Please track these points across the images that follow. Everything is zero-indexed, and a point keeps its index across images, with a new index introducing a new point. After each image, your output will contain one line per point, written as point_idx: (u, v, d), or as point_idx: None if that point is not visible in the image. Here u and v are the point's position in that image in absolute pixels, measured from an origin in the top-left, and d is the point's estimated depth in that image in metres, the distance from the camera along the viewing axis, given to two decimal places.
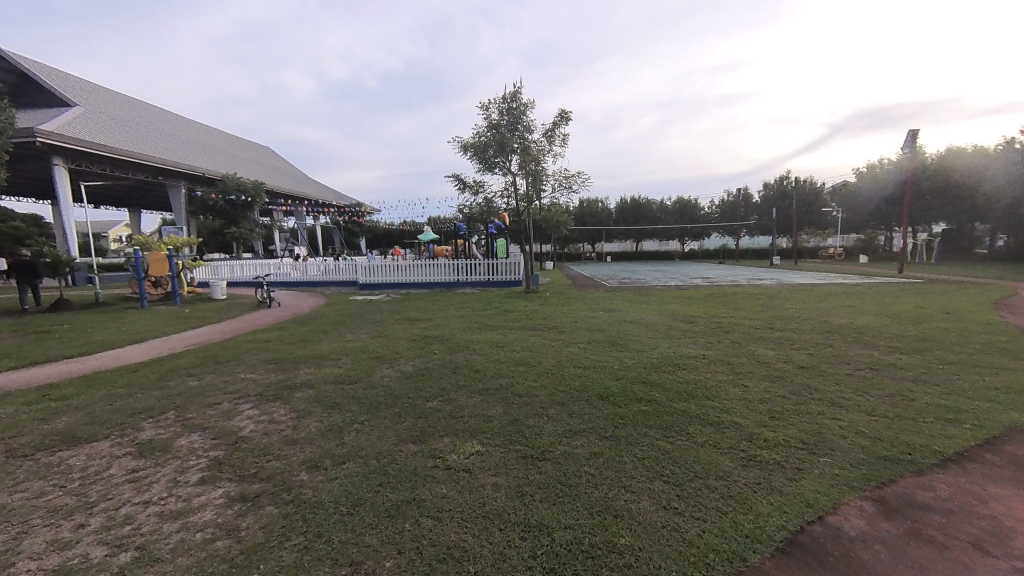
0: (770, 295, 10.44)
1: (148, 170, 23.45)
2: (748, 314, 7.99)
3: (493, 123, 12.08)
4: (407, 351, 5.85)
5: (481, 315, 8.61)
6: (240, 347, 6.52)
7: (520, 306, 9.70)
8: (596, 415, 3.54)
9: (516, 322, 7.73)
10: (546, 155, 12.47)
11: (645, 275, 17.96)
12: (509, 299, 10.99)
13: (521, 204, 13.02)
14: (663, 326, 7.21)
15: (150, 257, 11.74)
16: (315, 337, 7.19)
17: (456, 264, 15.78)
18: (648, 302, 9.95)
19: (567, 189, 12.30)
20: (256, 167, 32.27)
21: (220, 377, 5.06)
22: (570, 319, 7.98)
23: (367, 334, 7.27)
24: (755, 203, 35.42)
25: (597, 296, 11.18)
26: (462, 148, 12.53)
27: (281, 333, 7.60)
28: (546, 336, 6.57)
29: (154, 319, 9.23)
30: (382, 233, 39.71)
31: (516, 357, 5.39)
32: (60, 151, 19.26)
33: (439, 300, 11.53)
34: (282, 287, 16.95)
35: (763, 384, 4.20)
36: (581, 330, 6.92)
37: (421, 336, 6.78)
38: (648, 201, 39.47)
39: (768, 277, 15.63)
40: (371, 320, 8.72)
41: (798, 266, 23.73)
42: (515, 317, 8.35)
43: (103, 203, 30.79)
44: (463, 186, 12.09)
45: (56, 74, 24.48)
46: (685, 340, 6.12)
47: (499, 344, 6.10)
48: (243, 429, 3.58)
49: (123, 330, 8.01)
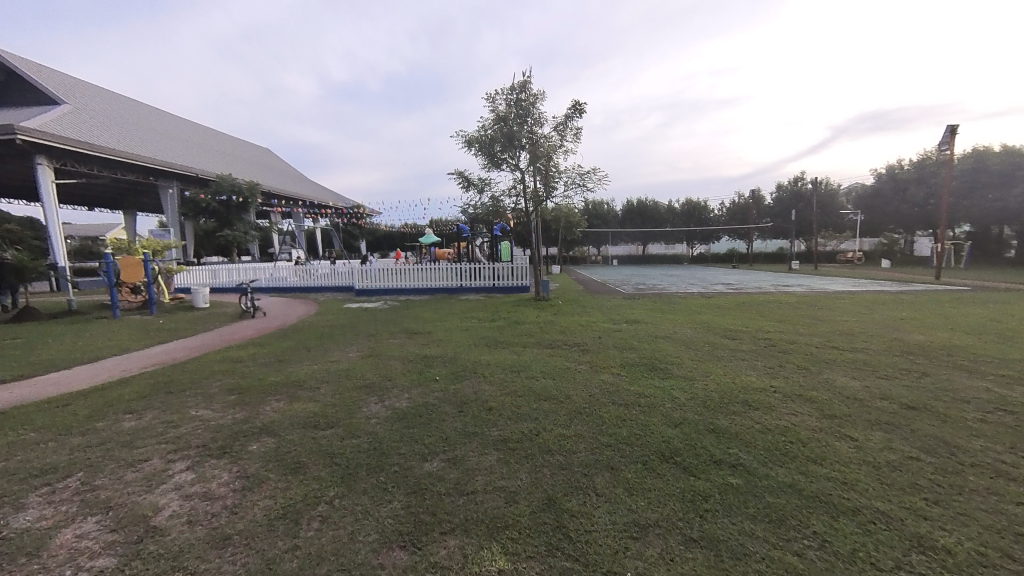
0: (811, 304, 9.34)
1: (139, 170, 22.59)
2: (798, 329, 6.93)
3: (500, 116, 11.05)
4: (401, 378, 4.77)
5: (489, 328, 7.57)
6: (203, 370, 5.46)
7: (531, 317, 8.65)
8: (666, 493, 2.47)
9: (528, 337, 6.68)
10: (558, 151, 11.39)
11: (660, 281, 16.86)
12: (518, 307, 9.95)
13: (531, 204, 11.96)
14: (703, 342, 6.16)
15: (122, 262, 10.74)
16: (296, 355, 6.15)
17: (458, 268, 14.76)
18: (676, 312, 8.89)
19: (582, 188, 11.20)
20: (253, 168, 31.39)
21: (163, 416, 3.98)
22: (591, 332, 6.94)
23: (355, 352, 6.19)
24: (767, 205, 34.37)
25: (616, 304, 10.16)
26: (466, 143, 11.51)
27: (257, 350, 6.54)
28: (568, 356, 5.51)
29: (120, 332, 8.20)
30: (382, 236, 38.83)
31: (536, 387, 4.31)
32: (43, 150, 18.34)
33: (440, 309, 10.50)
34: (274, 292, 15.93)
35: (878, 437, 3.11)
36: (609, 348, 5.85)
37: (418, 355, 5.73)
38: (656, 202, 38.56)
39: (797, 283, 14.50)
40: (363, 333, 7.67)
41: (819, 270, 22.70)
42: (526, 330, 7.29)
43: (95, 204, 29.87)
44: (467, 185, 11.06)
45: (45, 71, 23.65)
46: (739, 363, 5.04)
47: (513, 368, 5.02)
48: (162, 511, 2.51)
49: (78, 346, 6.96)
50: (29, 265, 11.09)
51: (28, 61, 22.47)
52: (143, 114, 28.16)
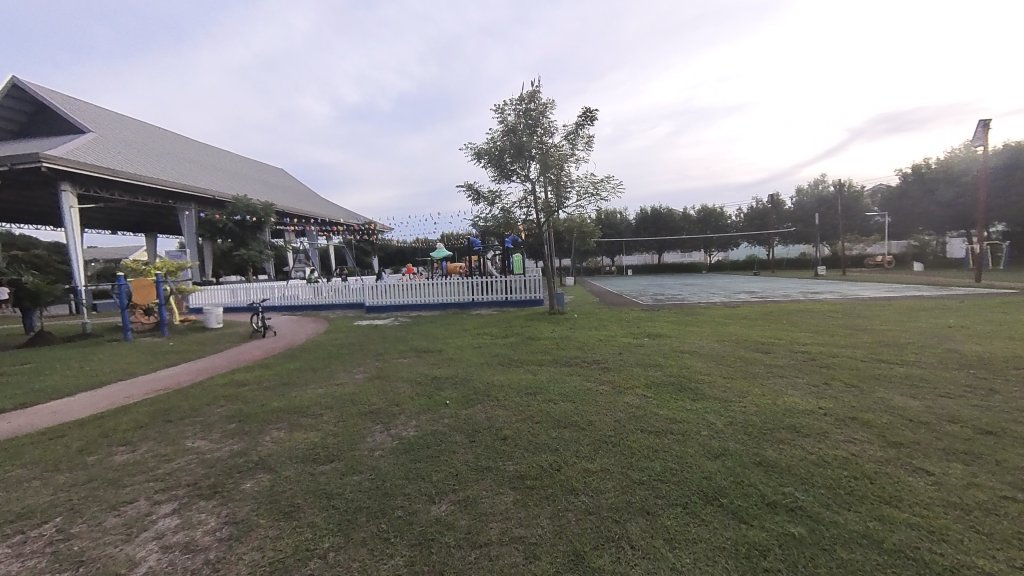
0: (846, 313, 8.78)
1: (159, 193, 23.25)
2: (837, 341, 6.44)
3: (509, 127, 10.93)
4: (409, 403, 4.46)
5: (502, 345, 7.26)
6: (206, 396, 5.26)
7: (546, 332, 8.31)
8: (715, 546, 2.08)
9: (543, 355, 6.34)
10: (569, 161, 11.17)
11: (679, 291, 16.36)
12: (532, 322, 9.61)
13: (543, 215, 11.72)
14: (733, 358, 5.72)
15: (134, 284, 10.78)
16: (302, 378, 5.91)
17: (470, 283, 14.55)
18: (700, 324, 8.45)
19: (594, 197, 10.92)
20: (269, 189, 32.10)
21: (158, 449, 3.74)
22: (610, 349, 6.56)
23: (362, 374, 5.93)
24: (786, 210, 33.58)
25: (634, 317, 9.74)
26: (475, 156, 11.39)
27: (263, 373, 6.33)
28: (587, 375, 5.14)
29: (130, 355, 8.14)
30: (395, 252, 39.11)
31: (555, 412, 3.95)
32: (68, 177, 19.00)
33: (452, 325, 10.23)
34: (287, 311, 15.95)
35: (958, 470, 2.66)
36: (631, 366, 5.46)
37: (428, 376, 5.42)
38: (669, 210, 38.07)
39: (826, 290, 13.84)
40: (372, 352, 7.42)
41: (846, 276, 21.81)
42: (541, 347, 6.95)
43: (119, 228, 30.85)
44: (478, 198, 10.89)
45: (74, 103, 24.79)
46: (778, 382, 4.59)
47: (529, 389, 4.67)
48: (136, 567, 2.22)
49: (87, 371, 6.89)
50: (44, 289, 11.26)
51: (58, 94, 23.59)
52: (165, 140, 29.21)
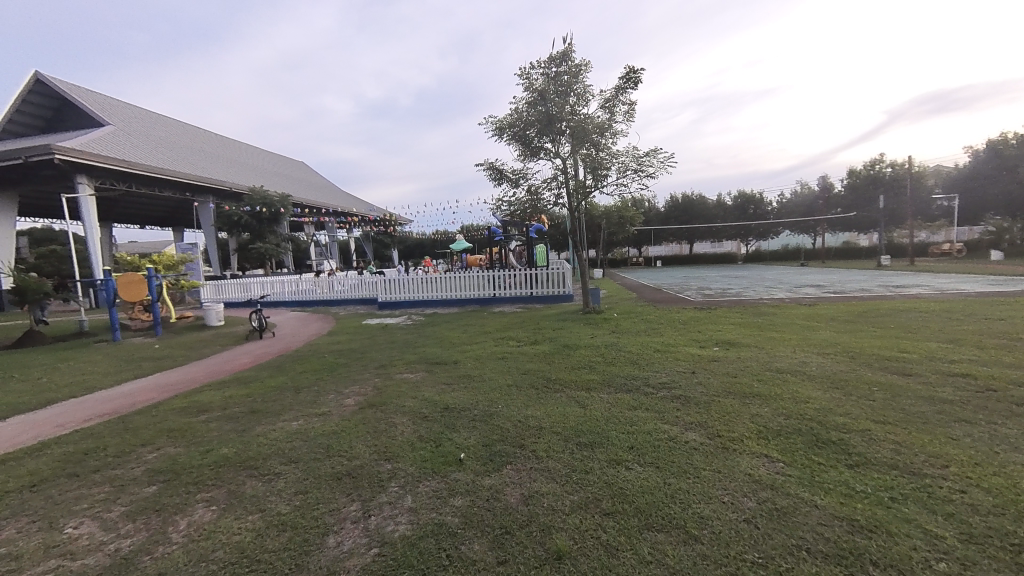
0: (974, 315, 6.87)
1: (175, 185, 22.76)
2: (1001, 359, 4.63)
3: (537, 95, 9.31)
4: (406, 459, 3.01)
5: (531, 356, 5.78)
6: (146, 431, 3.96)
7: (584, 338, 6.76)
8: None
9: (589, 373, 4.80)
10: (608, 132, 9.40)
11: (728, 284, 14.41)
12: (566, 324, 8.06)
13: (576, 198, 10.06)
14: (866, 386, 4.04)
15: (123, 280, 9.76)
16: (276, 404, 4.55)
17: (491, 276, 13.13)
18: (781, 329, 6.74)
19: (638, 175, 9.10)
20: (287, 181, 31.56)
21: (18, 540, 2.42)
22: (677, 365, 4.93)
23: (352, 398, 4.52)
24: (837, 194, 30.66)
25: (689, 317, 8.07)
26: (497, 131, 9.87)
27: (235, 393, 5.05)
28: (658, 412, 3.57)
29: (104, 362, 7.08)
30: (413, 244, 38.13)
31: (633, 493, 2.40)
32: (82, 169, 18.55)
33: (470, 326, 8.81)
34: (297, 306, 14.96)
35: None
36: (721, 396, 3.83)
37: (438, 407, 3.98)
38: (702, 197, 35.72)
39: (911, 284, 11.69)
40: (373, 364, 6.05)
41: (914, 265, 19.47)
42: (584, 360, 5.40)
43: (142, 222, 30.92)
44: (500, 177, 9.34)
45: (91, 95, 24.53)
46: (977, 437, 2.92)
47: (580, 438, 3.13)
48: None
49: (41, 385, 5.81)
50: (31, 286, 10.43)
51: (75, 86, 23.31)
52: (184, 132, 28.91)
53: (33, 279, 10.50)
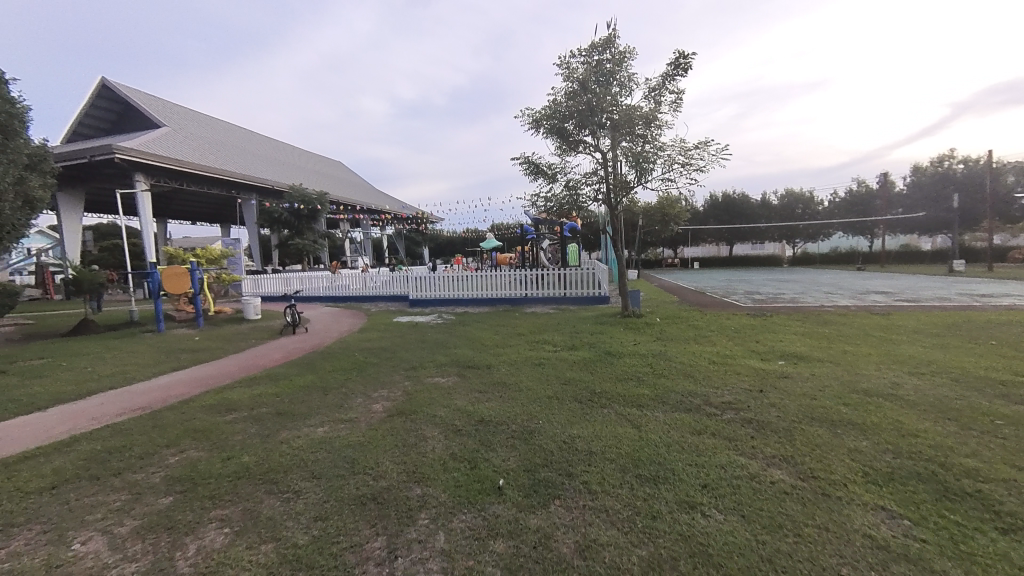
0: None
1: (221, 183, 23.79)
2: None
3: (577, 85, 8.80)
4: (438, 482, 2.65)
5: (571, 364, 5.32)
6: (172, 431, 3.81)
7: (627, 345, 6.23)
8: None
9: (638, 387, 4.29)
10: (653, 123, 8.72)
11: (780, 289, 13.30)
12: (605, 328, 7.53)
13: (616, 195, 9.48)
14: (988, 419, 3.32)
15: (167, 273, 9.98)
16: (303, 406, 4.33)
17: (523, 275, 12.73)
18: (857, 342, 5.93)
19: (685, 170, 8.36)
20: (324, 179, 32.43)
21: (24, 555, 2.23)
22: (740, 381, 4.33)
23: (381, 404, 4.23)
24: (900, 193, 28.14)
25: (742, 324, 7.36)
26: (534, 124, 9.42)
27: (264, 391, 4.90)
28: (729, 440, 3.03)
29: (146, 353, 7.22)
30: (444, 242, 38.36)
31: (718, 551, 1.93)
32: (138, 167, 19.64)
33: (502, 327, 8.45)
34: (330, 301, 15.14)
35: None
36: (804, 424, 3.24)
37: (472, 419, 3.59)
38: (745, 196, 33.97)
39: (1001, 293, 10.31)
40: (403, 365, 5.77)
41: (995, 272, 17.41)
42: (631, 370, 4.89)
43: (192, 218, 32.70)
44: (536, 172, 8.91)
45: (149, 98, 26.05)
46: None
47: (640, 468, 2.66)
48: None
49: (85, 374, 5.92)
50: (87, 277, 10.97)
51: (135, 90, 24.84)
52: (231, 133, 30.30)
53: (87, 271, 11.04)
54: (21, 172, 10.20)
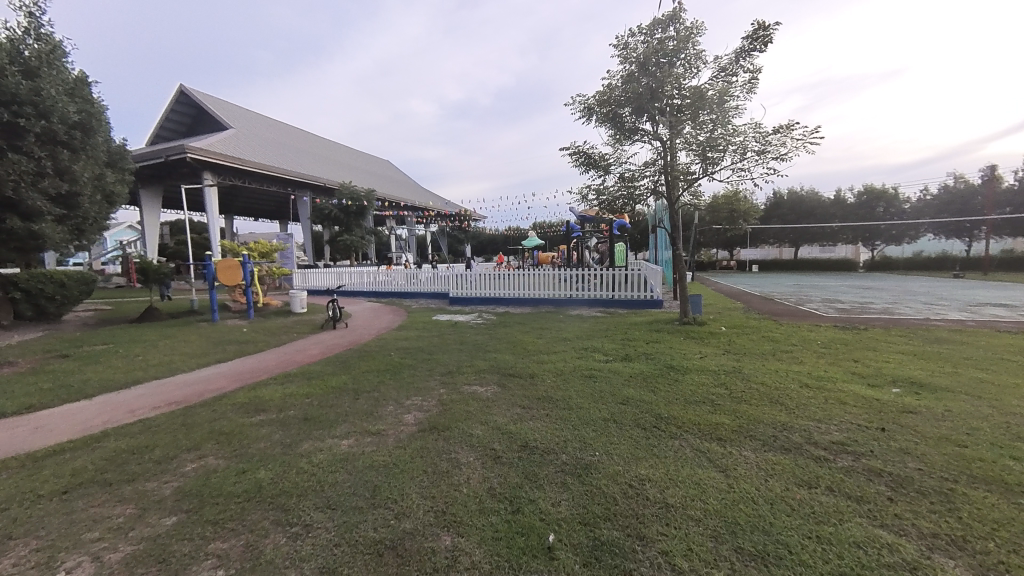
0: None
1: (279, 181, 25.05)
2: None
3: (636, 67, 8.04)
4: (472, 531, 2.12)
5: (626, 378, 4.64)
6: (197, 431, 3.57)
7: (691, 358, 5.46)
8: None
9: (715, 413, 3.56)
10: (724, 106, 7.71)
11: (864, 297, 11.66)
12: (663, 337, 6.74)
13: (677, 188, 8.59)
14: None
15: (222, 265, 10.42)
16: (332, 411, 3.96)
17: (568, 275, 12.06)
18: (994, 368, 4.75)
19: (761, 160, 7.28)
20: (373, 177, 33.38)
21: None
22: (850, 415, 3.45)
23: (413, 415, 3.80)
24: (1007, 189, 24.46)
25: (829, 339, 6.29)
26: (586, 113, 8.76)
27: (295, 391, 4.63)
28: (858, 505, 2.27)
29: (196, 343, 7.37)
30: (486, 240, 38.42)
31: None
32: (207, 167, 21.07)
33: (547, 330, 7.89)
34: (374, 296, 15.27)
35: None
36: (967, 488, 2.38)
37: (515, 444, 3.03)
38: (814, 193, 31.69)
39: None
40: (441, 369, 5.36)
41: None
42: (700, 391, 4.13)
43: (254, 215, 34.94)
44: (588, 164, 8.22)
45: (220, 103, 28.02)
46: None
47: (742, 543, 1.99)
48: None
49: (137, 362, 6.04)
50: (153, 267, 11.57)
51: (208, 95, 26.81)
52: (290, 134, 31.97)
53: (152, 263, 11.67)
54: (103, 168, 11.05)
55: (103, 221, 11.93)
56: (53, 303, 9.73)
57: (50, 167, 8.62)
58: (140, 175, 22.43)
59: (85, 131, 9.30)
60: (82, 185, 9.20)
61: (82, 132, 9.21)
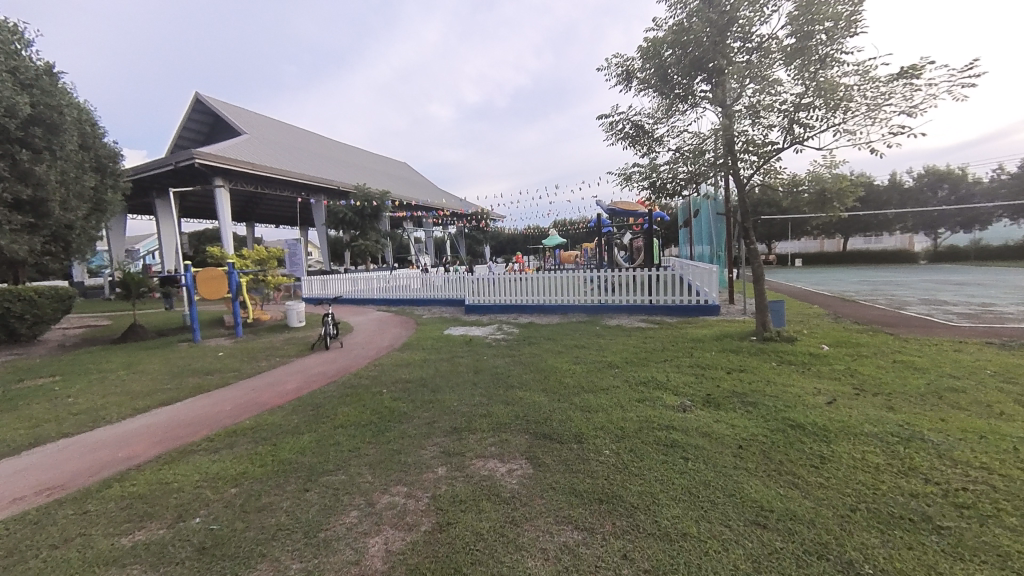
0: None
1: (292, 185, 24.18)
2: None
3: (689, 14, 6.26)
4: None
5: (732, 450, 2.89)
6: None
7: (814, 403, 3.66)
8: None
9: (969, 568, 1.78)
10: (816, 52, 5.76)
11: (976, 297, 9.38)
12: (748, 364, 4.94)
13: (748, 166, 6.73)
14: None
15: (207, 275, 9.14)
16: (257, 524, 2.39)
17: (602, 278, 10.26)
18: None
19: (877, 118, 5.32)
20: (388, 179, 32.35)
21: None
22: None
23: (384, 541, 2.19)
24: None
25: (1000, 368, 4.37)
26: (626, 81, 7.07)
27: (224, 470, 3.08)
28: None
29: (156, 374, 6.03)
30: (505, 241, 37.00)
31: None
32: (221, 172, 20.32)
33: (587, 350, 6.18)
34: (384, 305, 13.87)
35: None
36: None
37: None
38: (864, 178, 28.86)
39: None
40: (444, 423, 3.73)
41: None
42: (888, 489, 2.35)
43: (271, 221, 34.48)
44: (632, 138, 6.50)
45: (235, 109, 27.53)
46: None
47: None
48: None
49: (62, 407, 4.69)
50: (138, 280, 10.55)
51: (221, 101, 26.32)
52: (303, 138, 31.28)
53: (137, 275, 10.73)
54: (87, 173, 10.09)
55: (92, 231, 10.99)
56: (24, 322, 8.72)
57: (8, 170, 7.57)
58: (154, 184, 21.94)
59: (51, 130, 8.22)
60: (49, 189, 8.13)
61: (45, 129, 8.15)
